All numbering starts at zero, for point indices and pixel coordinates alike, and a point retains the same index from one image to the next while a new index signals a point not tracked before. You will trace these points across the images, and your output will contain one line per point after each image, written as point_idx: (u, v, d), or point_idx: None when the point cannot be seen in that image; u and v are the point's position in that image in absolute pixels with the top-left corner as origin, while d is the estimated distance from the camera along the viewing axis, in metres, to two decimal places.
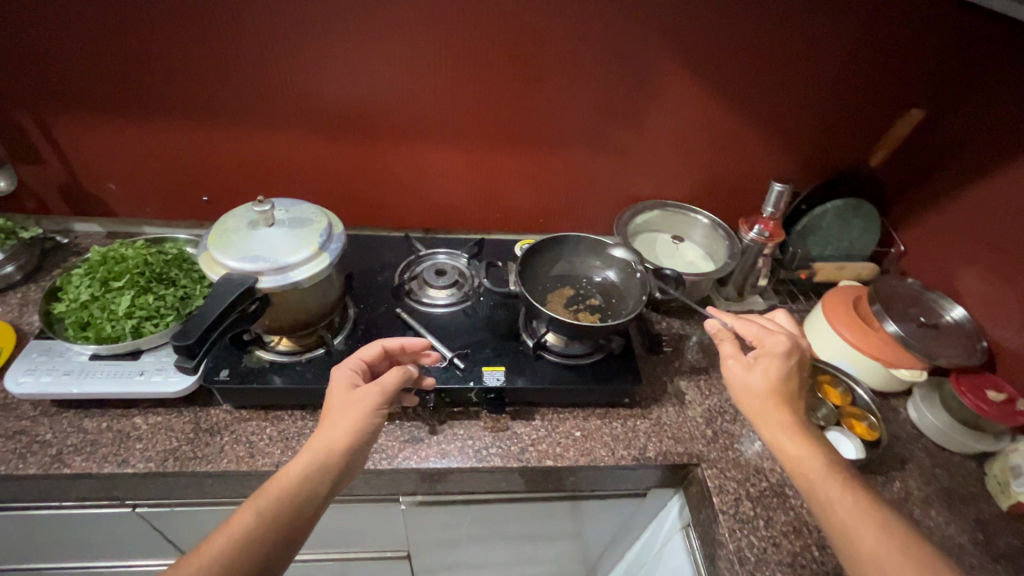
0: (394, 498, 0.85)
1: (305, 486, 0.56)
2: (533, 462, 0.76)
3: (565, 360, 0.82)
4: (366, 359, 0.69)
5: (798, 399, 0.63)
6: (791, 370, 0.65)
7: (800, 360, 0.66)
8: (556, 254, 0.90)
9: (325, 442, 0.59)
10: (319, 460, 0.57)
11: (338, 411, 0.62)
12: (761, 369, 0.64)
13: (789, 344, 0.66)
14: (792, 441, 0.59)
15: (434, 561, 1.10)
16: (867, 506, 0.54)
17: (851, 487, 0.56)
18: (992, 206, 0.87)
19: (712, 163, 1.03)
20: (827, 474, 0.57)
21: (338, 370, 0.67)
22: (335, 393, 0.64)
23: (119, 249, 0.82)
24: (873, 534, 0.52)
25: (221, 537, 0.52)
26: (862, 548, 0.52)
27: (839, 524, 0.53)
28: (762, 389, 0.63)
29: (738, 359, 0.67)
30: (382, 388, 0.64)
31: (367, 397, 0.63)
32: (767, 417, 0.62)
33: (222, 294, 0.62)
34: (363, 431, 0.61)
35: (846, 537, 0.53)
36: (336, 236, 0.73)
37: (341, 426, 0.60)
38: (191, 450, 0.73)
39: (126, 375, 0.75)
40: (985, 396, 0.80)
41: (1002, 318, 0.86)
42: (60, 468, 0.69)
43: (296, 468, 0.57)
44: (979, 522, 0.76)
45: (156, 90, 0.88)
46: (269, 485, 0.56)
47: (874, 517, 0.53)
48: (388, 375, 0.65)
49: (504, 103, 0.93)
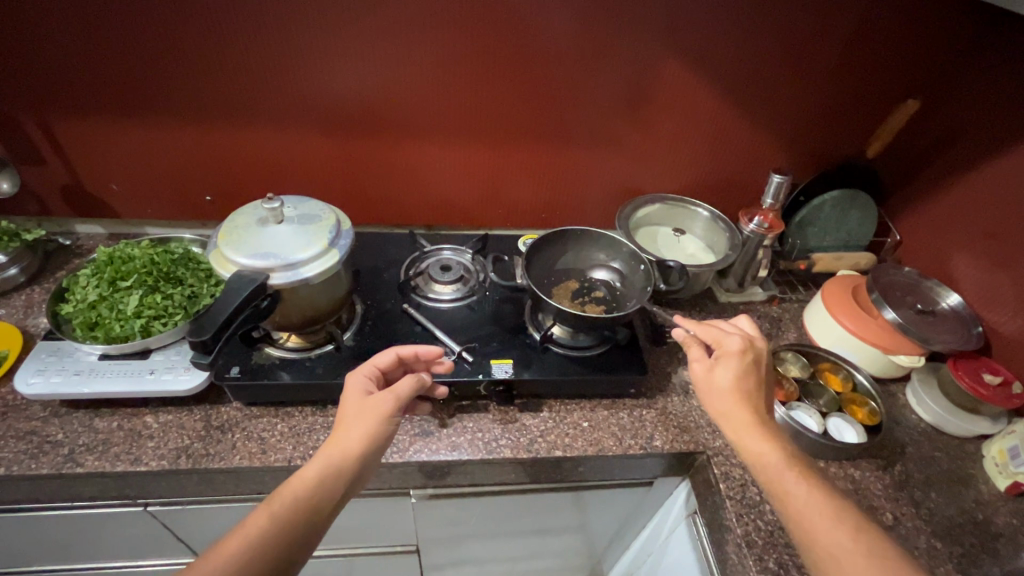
0: (405, 491, 0.86)
1: (319, 491, 0.56)
2: (542, 453, 0.78)
3: (572, 351, 0.83)
4: (380, 366, 0.69)
5: (758, 398, 0.64)
6: (749, 370, 0.65)
7: (758, 359, 0.67)
8: (561, 248, 0.91)
9: (339, 447, 0.59)
10: (333, 465, 0.58)
11: (352, 417, 0.62)
12: (720, 371, 0.65)
13: (745, 343, 0.67)
14: (751, 439, 0.60)
15: (442, 555, 1.11)
16: (822, 498, 0.55)
17: (806, 477, 0.57)
18: (985, 194, 0.89)
19: (711, 157, 1.05)
20: (784, 468, 0.57)
21: (352, 377, 0.67)
22: (349, 399, 0.64)
23: (125, 249, 0.82)
24: (827, 527, 0.53)
25: (234, 541, 0.51)
26: (818, 540, 0.53)
27: (797, 518, 0.54)
28: (722, 389, 0.64)
29: (700, 360, 0.67)
30: (397, 395, 0.65)
31: (382, 405, 0.63)
32: (728, 415, 0.62)
33: (234, 291, 0.62)
34: (378, 439, 0.61)
35: (803, 531, 0.54)
36: (344, 232, 0.74)
37: (356, 432, 0.61)
38: (203, 448, 0.73)
39: (136, 374, 0.75)
40: (982, 379, 0.82)
41: (996, 304, 0.88)
42: (73, 467, 0.70)
43: (309, 473, 0.57)
44: (978, 502, 0.78)
45: (158, 90, 0.88)
46: (284, 489, 0.55)
47: (830, 510, 0.54)
48: (402, 384, 0.66)
49: (506, 99, 0.94)
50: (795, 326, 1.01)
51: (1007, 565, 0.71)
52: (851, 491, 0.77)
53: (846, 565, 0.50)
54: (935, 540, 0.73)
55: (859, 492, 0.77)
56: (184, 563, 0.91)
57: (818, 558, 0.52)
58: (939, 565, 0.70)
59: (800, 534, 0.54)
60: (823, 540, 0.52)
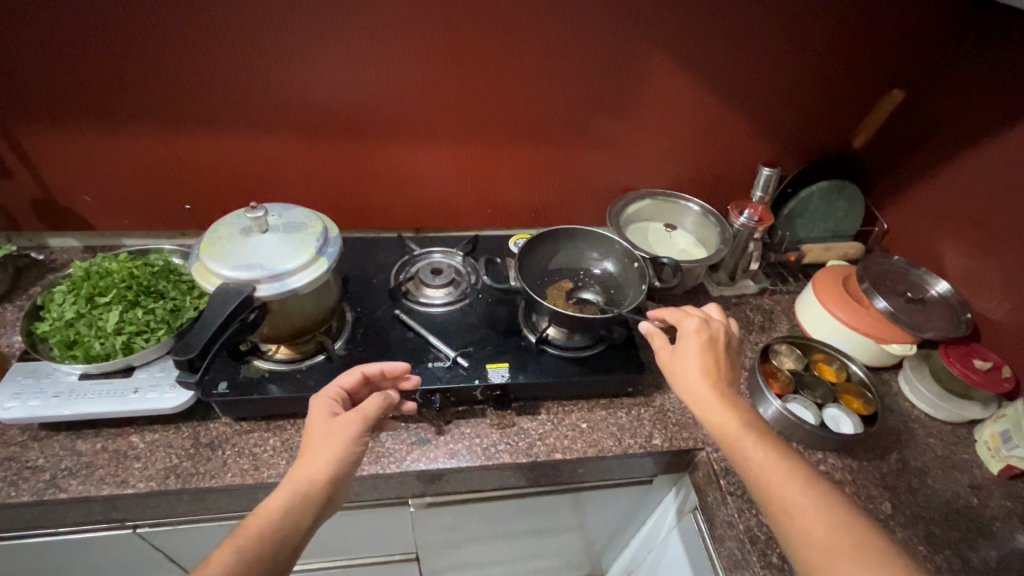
0: (403, 501, 0.84)
1: (288, 520, 0.53)
2: (541, 457, 0.77)
3: (568, 352, 0.82)
4: (345, 386, 0.67)
5: (721, 375, 0.63)
6: (708, 349, 0.65)
7: (716, 338, 0.67)
8: (553, 248, 0.90)
9: (306, 474, 0.57)
10: (300, 492, 0.55)
11: (318, 442, 0.60)
12: (683, 352, 0.66)
13: (701, 325, 0.67)
14: (710, 411, 0.60)
15: (442, 561, 1.10)
16: (778, 459, 0.54)
17: (764, 441, 0.56)
18: (970, 181, 0.90)
19: (700, 151, 1.04)
20: (741, 432, 0.57)
21: (317, 400, 0.65)
22: (314, 422, 0.62)
23: (103, 264, 0.79)
24: (783, 486, 0.53)
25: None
26: (775, 499, 0.53)
27: (753, 479, 0.55)
28: (682, 369, 0.64)
29: (664, 350, 0.67)
30: (364, 416, 0.62)
31: (348, 427, 0.61)
32: (690, 390, 0.62)
33: (220, 305, 0.60)
34: (346, 462, 0.59)
35: (761, 491, 0.54)
36: (332, 240, 0.71)
37: (322, 456, 0.58)
38: (192, 466, 0.71)
39: (119, 394, 0.72)
40: (973, 365, 0.83)
41: (984, 290, 0.89)
42: (55, 493, 0.67)
43: (276, 502, 0.54)
44: (973, 487, 0.79)
45: (131, 97, 0.85)
46: (248, 521, 0.52)
47: (786, 467, 0.54)
48: (369, 404, 0.63)
49: (494, 98, 0.92)
50: (787, 318, 1.02)
51: (1004, 548, 0.72)
52: (849, 481, 0.78)
53: (801, 523, 0.50)
54: (933, 527, 0.74)
55: (857, 482, 0.78)
56: None
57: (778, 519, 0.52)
58: (938, 552, 0.71)
59: (760, 497, 0.54)
60: (778, 497, 0.53)
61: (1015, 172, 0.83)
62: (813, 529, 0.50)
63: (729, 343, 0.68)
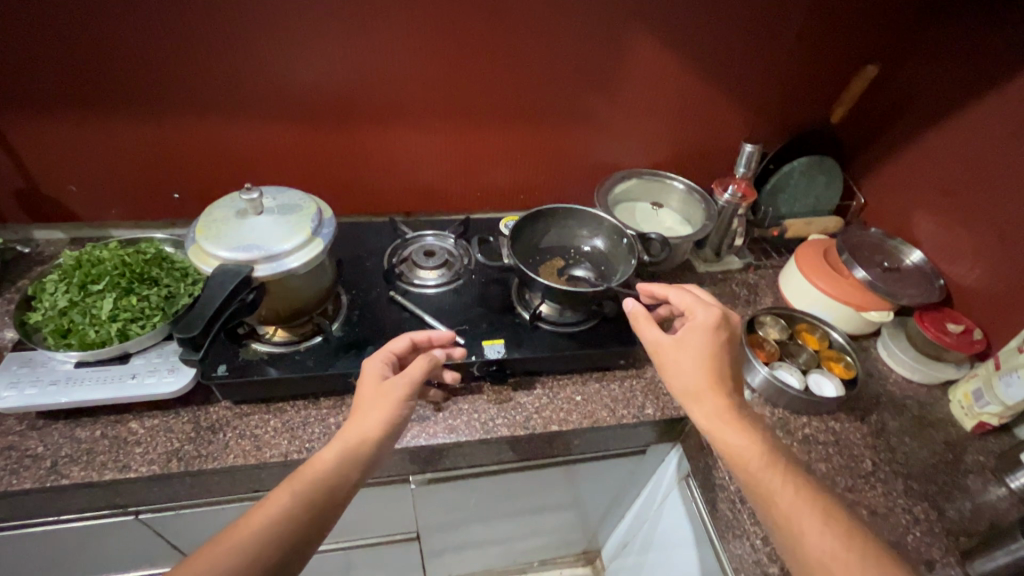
0: (404, 478, 0.86)
1: (337, 473, 0.57)
2: (539, 429, 0.79)
3: (562, 328, 0.85)
4: (396, 351, 0.71)
5: (728, 380, 0.65)
6: (717, 348, 0.66)
7: (729, 335, 0.68)
8: (545, 227, 0.91)
9: (355, 432, 0.60)
10: (350, 448, 0.59)
11: (369, 402, 0.63)
12: (689, 344, 0.66)
13: (717, 319, 0.68)
14: (728, 433, 0.60)
15: (444, 538, 1.12)
16: (808, 502, 0.55)
17: (790, 476, 0.58)
18: (940, 154, 0.94)
19: (684, 130, 1.07)
20: (767, 467, 0.58)
21: (369, 362, 0.68)
22: (366, 383, 0.66)
23: (94, 252, 0.79)
24: (817, 533, 0.53)
25: (257, 514, 0.54)
26: (808, 545, 0.53)
27: (782, 520, 0.55)
28: (687, 363, 0.65)
29: (664, 342, 0.68)
30: (410, 379, 0.65)
31: (395, 390, 0.64)
32: (703, 401, 0.62)
33: (219, 285, 0.61)
34: (394, 423, 0.62)
35: (790, 534, 0.54)
36: (327, 221, 0.72)
37: (372, 418, 0.61)
38: (195, 449, 0.72)
39: (117, 380, 0.73)
40: (946, 328, 0.87)
41: (955, 257, 0.93)
42: (57, 479, 0.67)
43: (328, 455, 0.58)
44: (948, 443, 0.83)
45: (117, 84, 0.84)
46: (303, 469, 0.58)
47: (818, 510, 0.55)
48: (415, 366, 0.66)
49: (480, 80, 0.93)
50: (771, 291, 1.05)
51: (977, 500, 0.76)
52: (833, 442, 0.81)
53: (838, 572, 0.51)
54: (911, 482, 0.78)
55: (840, 444, 0.81)
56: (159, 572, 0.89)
57: (806, 561, 0.53)
58: (916, 505, 0.75)
59: (787, 538, 0.55)
60: (811, 546, 0.53)
61: (984, 144, 0.86)
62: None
63: (739, 340, 0.70)
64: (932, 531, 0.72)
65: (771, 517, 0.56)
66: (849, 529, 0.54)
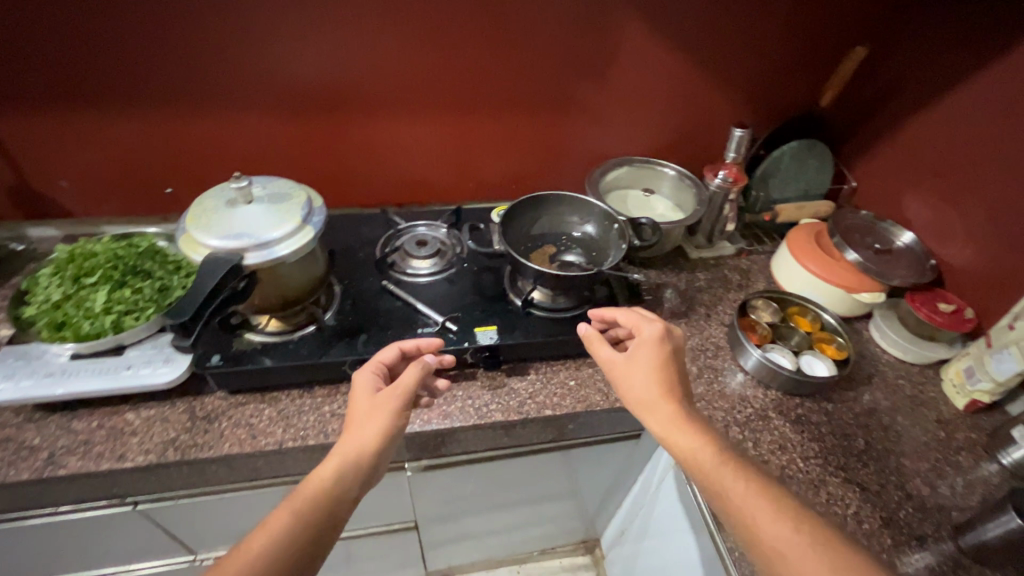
0: (400, 466, 0.86)
1: (339, 487, 0.58)
2: (532, 414, 0.79)
3: (554, 314, 0.85)
4: (385, 361, 0.71)
5: (678, 388, 0.66)
6: (664, 360, 0.67)
7: (675, 347, 0.70)
8: (536, 214, 0.90)
9: (353, 445, 0.61)
10: (350, 461, 0.60)
11: (364, 415, 0.63)
12: (638, 359, 0.68)
13: (661, 332, 0.69)
14: (681, 437, 0.61)
15: (442, 528, 1.13)
16: (759, 491, 0.56)
17: (743, 471, 0.58)
18: (930, 134, 0.94)
19: (675, 116, 1.07)
20: (719, 465, 0.58)
21: (361, 374, 0.68)
22: (360, 396, 0.66)
23: (87, 246, 0.80)
24: (771, 523, 0.54)
25: (261, 536, 0.54)
26: (764, 538, 0.53)
27: (737, 515, 0.55)
28: (640, 376, 0.66)
29: (615, 356, 0.69)
30: (404, 388, 0.66)
31: (391, 401, 0.64)
32: (650, 410, 0.63)
33: (209, 272, 0.61)
34: (392, 434, 0.63)
35: (747, 529, 0.54)
36: (317, 209, 0.72)
37: (370, 429, 0.62)
38: (190, 439, 0.72)
39: (112, 371, 0.73)
40: (938, 308, 0.87)
41: (946, 237, 0.94)
42: (55, 470, 0.68)
43: (327, 471, 0.59)
44: (941, 421, 0.84)
45: (105, 79, 0.84)
46: (303, 487, 0.58)
47: (770, 501, 0.55)
48: (407, 375, 0.67)
49: (469, 69, 0.93)
50: (764, 276, 1.05)
51: (969, 475, 0.77)
52: (826, 422, 0.82)
53: (793, 561, 0.51)
54: (903, 459, 0.78)
55: (833, 423, 0.82)
56: (161, 562, 0.90)
57: (764, 553, 0.53)
58: (909, 482, 0.76)
59: (745, 533, 0.55)
60: (767, 537, 0.53)
61: (973, 123, 0.87)
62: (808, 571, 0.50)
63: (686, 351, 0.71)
64: (923, 507, 0.73)
65: (728, 514, 0.56)
66: (798, 516, 0.55)
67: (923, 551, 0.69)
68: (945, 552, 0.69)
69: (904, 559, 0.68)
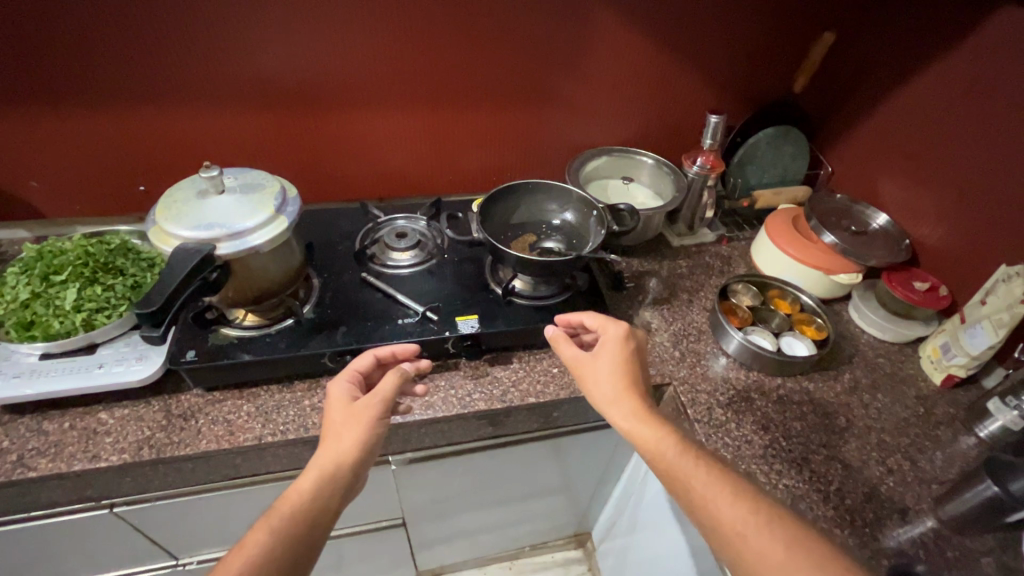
0: (384, 459, 0.85)
1: (318, 501, 0.58)
2: (516, 401, 0.79)
3: (535, 302, 0.85)
4: (360, 369, 0.70)
5: (640, 385, 0.67)
6: (628, 358, 0.69)
7: (638, 347, 0.71)
8: (515, 202, 0.90)
9: (332, 458, 0.60)
10: (327, 474, 0.59)
11: (341, 425, 0.63)
12: (602, 357, 0.69)
13: (626, 332, 0.71)
14: (644, 430, 0.62)
15: (432, 525, 1.11)
16: (717, 477, 0.57)
17: (704, 460, 0.59)
18: (899, 117, 0.96)
19: (652, 104, 1.07)
20: (681, 455, 0.59)
21: (334, 384, 0.67)
22: (334, 407, 0.65)
23: (57, 243, 0.78)
24: (729, 505, 0.55)
25: (239, 557, 0.52)
26: (724, 522, 0.54)
27: (699, 501, 0.56)
28: (606, 374, 0.67)
29: (579, 354, 0.70)
30: (383, 396, 0.65)
31: (369, 409, 0.64)
32: (613, 405, 0.65)
33: (180, 262, 0.60)
34: (370, 441, 0.63)
35: (707, 512, 0.56)
36: (291, 199, 0.71)
37: (347, 439, 0.62)
38: (166, 437, 0.71)
39: (84, 370, 0.71)
40: (913, 287, 0.89)
41: (919, 217, 0.95)
42: (24, 472, 0.66)
43: (305, 486, 0.58)
44: (920, 397, 0.85)
45: (71, 76, 0.83)
46: (280, 504, 0.57)
47: (727, 485, 0.57)
48: (385, 383, 0.66)
49: (445, 60, 0.93)
50: (744, 261, 1.06)
51: (949, 449, 0.78)
52: (808, 401, 0.82)
53: (752, 540, 0.52)
54: (884, 435, 0.79)
55: (814, 402, 0.82)
56: (141, 567, 0.88)
57: (725, 535, 0.54)
58: (889, 457, 0.76)
59: (705, 517, 0.55)
60: (727, 514, 0.54)
61: (941, 104, 0.89)
62: (766, 549, 0.52)
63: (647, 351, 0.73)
64: (905, 481, 0.74)
65: (690, 503, 0.57)
66: (755, 497, 0.56)
67: (906, 525, 0.69)
68: (928, 524, 0.69)
69: (887, 532, 0.68)
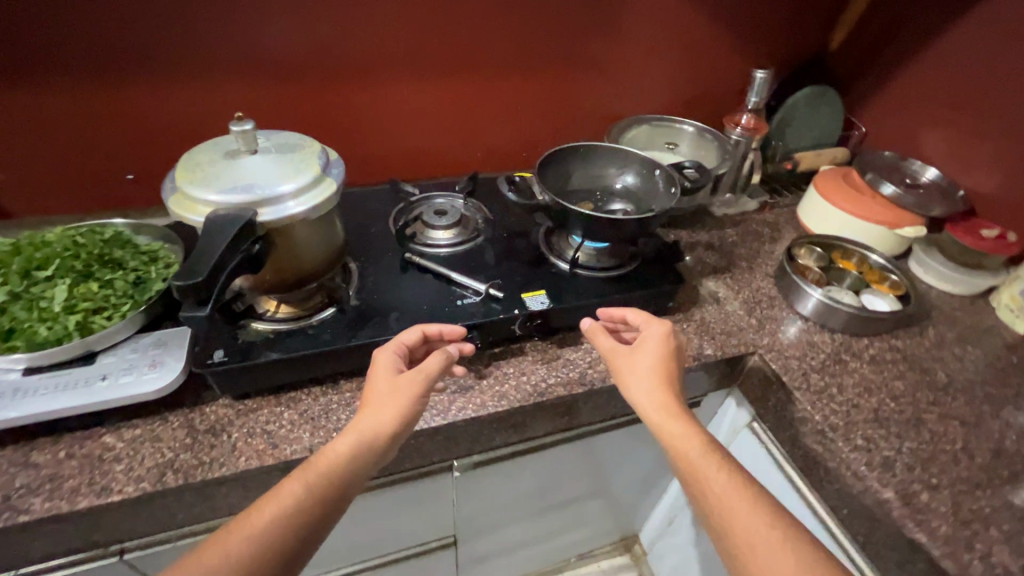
0: (444, 466, 0.73)
1: (354, 467, 0.50)
2: (597, 384, 0.70)
3: (603, 274, 0.76)
4: (407, 342, 0.61)
5: (676, 388, 0.58)
6: (669, 358, 0.60)
7: (680, 349, 0.62)
8: (568, 168, 0.82)
9: (371, 425, 0.52)
10: (365, 443, 0.51)
11: (383, 394, 0.54)
12: (639, 354, 0.60)
13: (668, 332, 0.62)
14: (675, 430, 0.54)
15: (480, 542, 0.99)
16: (738, 490, 0.50)
17: (728, 466, 0.52)
18: (938, 67, 0.94)
19: (686, 68, 1.02)
20: (703, 459, 0.52)
21: (382, 351, 0.59)
22: (378, 374, 0.56)
23: (37, 235, 0.65)
24: (748, 519, 0.48)
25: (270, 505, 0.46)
26: (737, 532, 0.48)
27: (715, 510, 0.49)
28: (642, 371, 0.59)
29: (613, 347, 0.62)
30: (427, 373, 0.56)
31: (413, 383, 0.55)
32: (643, 402, 0.57)
33: (218, 231, 0.48)
34: (410, 417, 0.54)
35: (722, 523, 0.49)
36: (335, 161, 0.61)
37: (383, 414, 0.53)
38: (194, 458, 0.58)
39: (82, 384, 0.58)
40: (981, 235, 0.85)
41: (971, 167, 0.93)
42: (13, 517, 0.52)
43: (342, 446, 0.50)
44: (1009, 347, 0.80)
45: (38, 43, 0.69)
46: (315, 461, 0.50)
47: (749, 495, 0.50)
48: (432, 359, 0.57)
49: (473, 21, 0.85)
50: (795, 226, 1.01)
51: None
52: (901, 359, 0.77)
53: (763, 559, 0.46)
54: (988, 389, 0.74)
55: (908, 360, 0.77)
56: None
57: (736, 546, 0.47)
58: (1001, 410, 0.71)
59: (719, 526, 0.49)
60: (740, 529, 0.48)
61: (989, 48, 0.86)
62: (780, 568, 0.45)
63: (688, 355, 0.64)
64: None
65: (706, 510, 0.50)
66: (780, 510, 0.49)
67: None
68: None
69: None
